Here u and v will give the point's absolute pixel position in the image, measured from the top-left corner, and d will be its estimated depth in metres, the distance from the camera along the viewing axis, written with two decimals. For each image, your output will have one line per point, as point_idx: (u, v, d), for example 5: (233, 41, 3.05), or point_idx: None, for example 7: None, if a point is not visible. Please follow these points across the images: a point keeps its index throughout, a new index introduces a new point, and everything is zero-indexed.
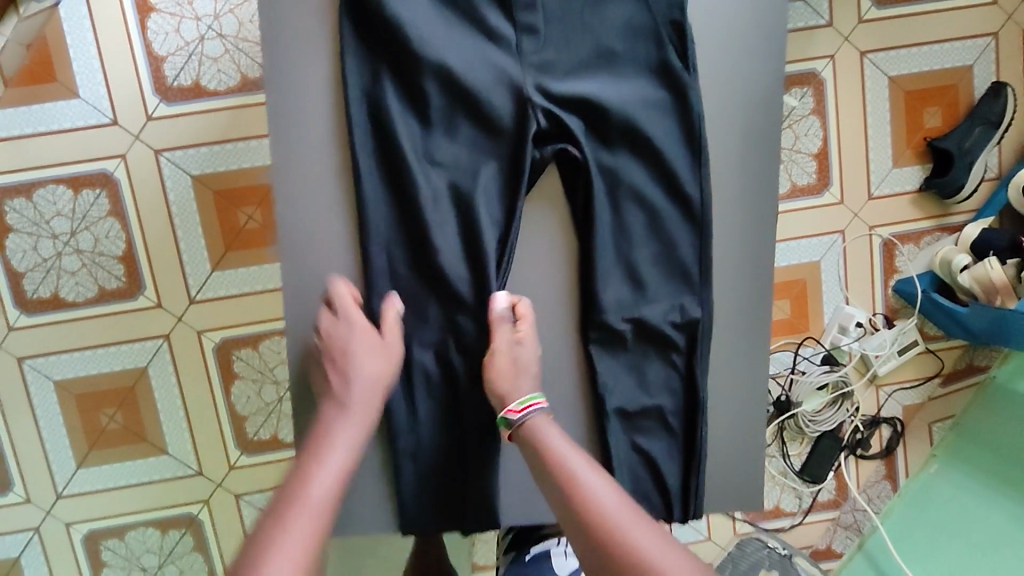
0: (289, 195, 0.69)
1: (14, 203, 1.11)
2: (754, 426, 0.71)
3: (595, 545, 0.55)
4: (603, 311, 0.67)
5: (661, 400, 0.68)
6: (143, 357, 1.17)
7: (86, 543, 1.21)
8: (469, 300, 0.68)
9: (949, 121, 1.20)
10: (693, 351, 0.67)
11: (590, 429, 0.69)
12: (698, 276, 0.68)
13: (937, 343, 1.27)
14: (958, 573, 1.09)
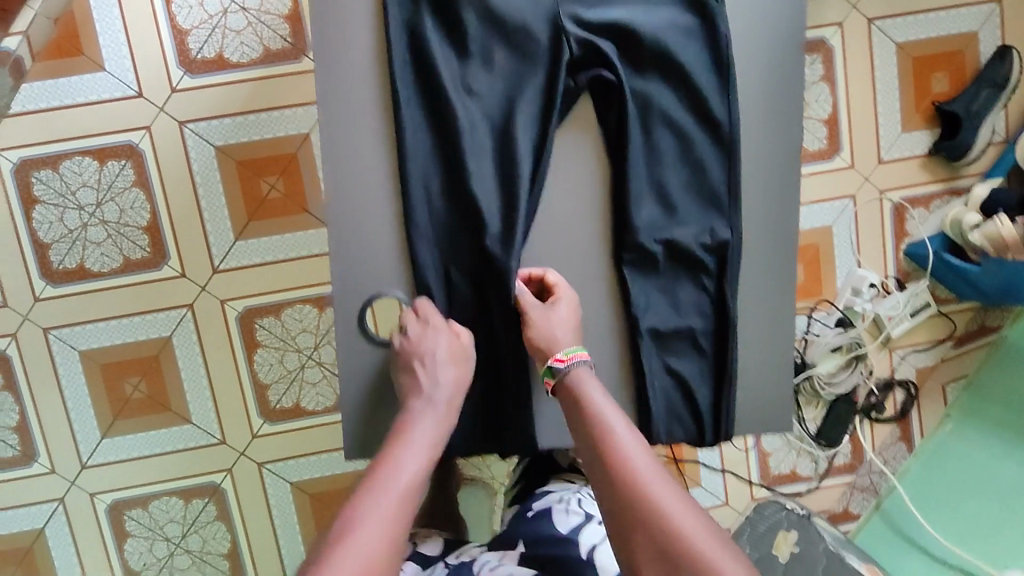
0: (332, 119, 0.70)
1: (40, 175, 1.13)
2: (779, 349, 0.74)
3: (616, 493, 0.58)
4: (637, 232, 0.70)
5: (692, 319, 0.71)
6: (167, 327, 1.19)
7: (110, 512, 1.23)
8: (503, 227, 0.70)
9: (956, 86, 1.22)
10: (723, 271, 0.71)
11: (624, 347, 0.72)
12: (727, 199, 0.71)
13: (949, 306, 1.28)
14: (976, 524, 1.16)
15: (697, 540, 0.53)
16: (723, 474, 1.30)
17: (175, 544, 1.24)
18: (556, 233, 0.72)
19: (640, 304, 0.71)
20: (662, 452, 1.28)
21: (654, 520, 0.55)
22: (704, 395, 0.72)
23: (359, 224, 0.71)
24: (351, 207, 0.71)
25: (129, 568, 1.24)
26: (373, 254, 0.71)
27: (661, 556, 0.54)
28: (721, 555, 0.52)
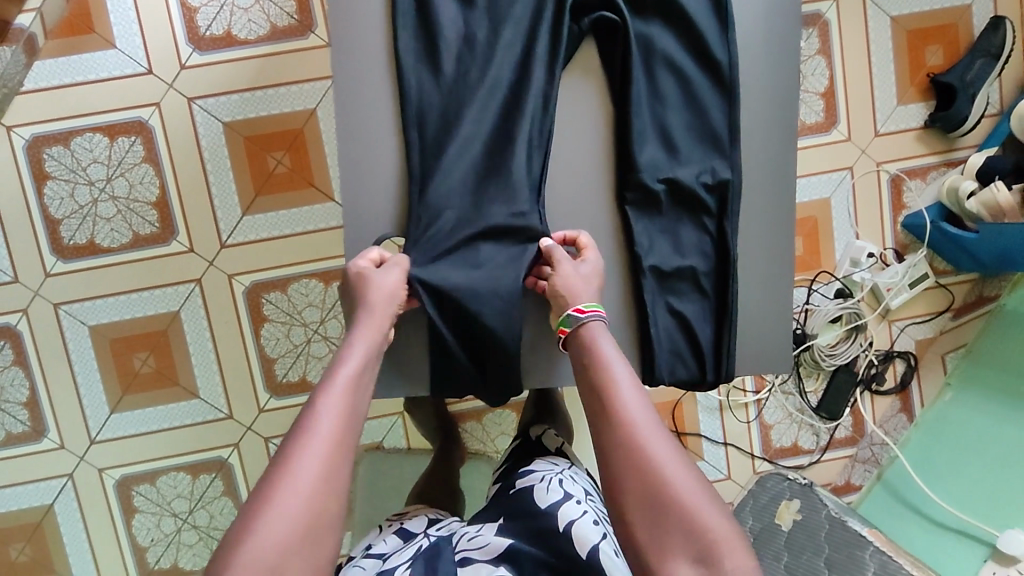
0: (342, 68, 0.73)
1: (52, 151, 1.16)
2: (780, 292, 0.75)
3: (614, 447, 0.56)
4: (639, 170, 0.72)
5: (693, 259, 0.73)
6: (176, 301, 1.20)
7: (119, 488, 1.23)
8: (509, 169, 0.73)
9: (951, 58, 1.24)
10: (724, 211, 0.72)
11: (626, 288, 0.73)
12: (727, 140, 0.73)
13: (947, 278, 1.30)
14: (977, 485, 1.15)
15: (692, 501, 0.52)
16: (726, 447, 1.30)
17: (182, 520, 1.25)
18: (560, 177, 0.74)
19: (643, 244, 0.72)
20: (665, 424, 1.30)
21: (650, 478, 0.53)
22: (706, 334, 0.73)
23: (365, 170, 0.73)
24: (358, 152, 0.73)
25: (137, 545, 1.24)
26: (380, 197, 0.74)
27: (652, 514, 0.53)
28: (715, 518, 0.52)
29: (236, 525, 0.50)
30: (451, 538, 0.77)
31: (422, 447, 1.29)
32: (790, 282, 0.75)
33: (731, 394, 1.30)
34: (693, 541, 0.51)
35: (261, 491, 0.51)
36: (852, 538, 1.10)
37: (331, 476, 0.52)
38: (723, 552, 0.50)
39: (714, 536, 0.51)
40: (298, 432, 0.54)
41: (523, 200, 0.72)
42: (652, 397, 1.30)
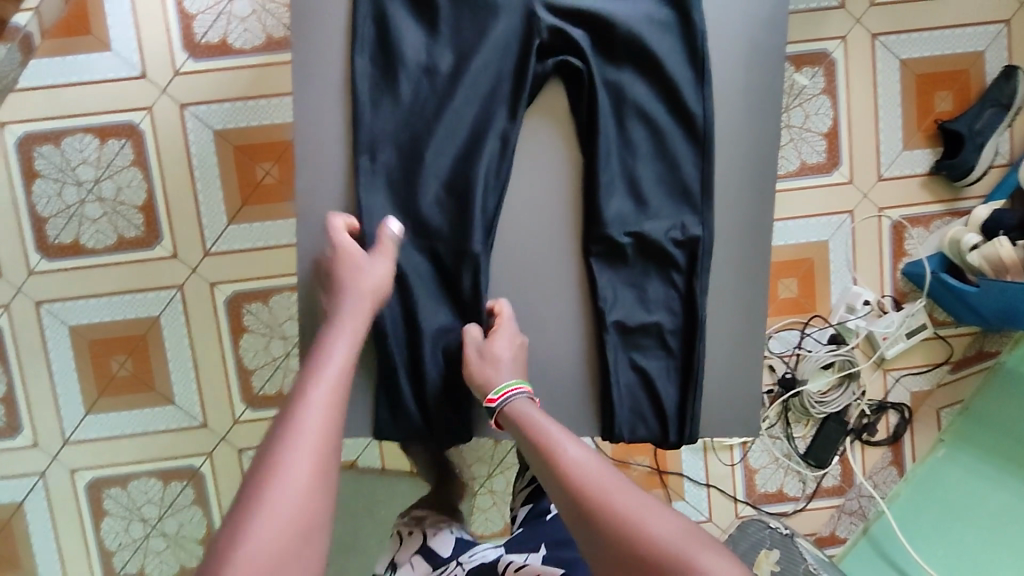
0: (299, 97, 0.72)
1: (42, 149, 1.16)
2: (752, 346, 0.73)
3: (581, 509, 0.57)
4: (605, 224, 0.70)
5: (659, 316, 0.71)
6: (156, 307, 1.19)
7: (89, 490, 1.23)
8: (458, 202, 0.71)
9: (960, 105, 1.21)
10: (693, 268, 0.70)
11: (590, 340, 0.72)
12: (700, 195, 0.70)
13: (946, 329, 1.26)
14: (972, 553, 1.14)
15: (670, 541, 0.52)
16: (708, 489, 1.28)
17: (152, 526, 1.24)
18: (528, 222, 0.72)
19: (608, 297, 0.71)
20: (645, 461, 1.27)
21: (623, 527, 0.54)
22: (671, 396, 0.71)
23: (322, 206, 0.72)
24: (313, 186, 0.72)
25: (105, 549, 1.24)
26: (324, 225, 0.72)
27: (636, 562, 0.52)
28: (699, 550, 0.52)
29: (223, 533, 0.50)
30: (497, 566, 0.85)
31: (397, 469, 1.27)
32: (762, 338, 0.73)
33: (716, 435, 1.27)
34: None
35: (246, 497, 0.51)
36: None
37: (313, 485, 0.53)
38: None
39: (702, 568, 0.50)
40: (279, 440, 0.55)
41: (475, 237, 0.70)
42: None
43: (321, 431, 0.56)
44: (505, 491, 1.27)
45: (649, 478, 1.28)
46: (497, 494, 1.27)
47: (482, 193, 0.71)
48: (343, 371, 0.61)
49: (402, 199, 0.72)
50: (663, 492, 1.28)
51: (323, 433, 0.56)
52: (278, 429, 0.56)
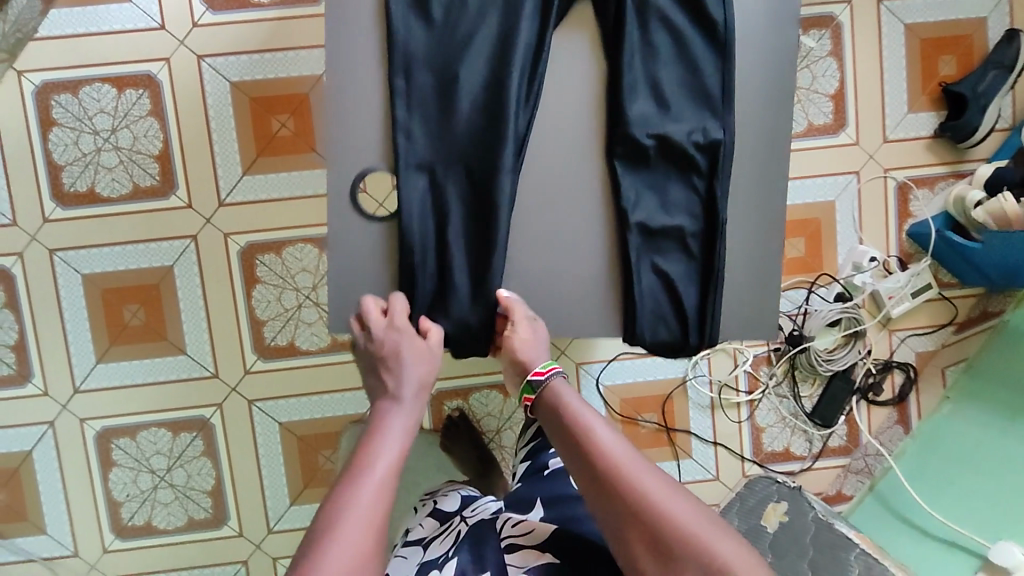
0: (334, 17, 0.74)
1: (60, 98, 1.17)
2: (770, 256, 0.75)
3: (608, 490, 0.62)
4: (628, 123, 0.72)
5: (680, 219, 0.73)
6: (170, 257, 1.20)
7: (98, 440, 1.24)
8: (486, 117, 0.73)
9: (964, 70, 1.23)
10: (715, 171, 0.72)
11: (613, 242, 0.74)
12: (721, 99, 0.72)
13: (952, 291, 1.28)
14: (968, 498, 1.15)
15: (694, 526, 0.58)
16: (715, 447, 1.29)
17: (160, 477, 1.25)
18: (554, 132, 0.75)
19: (630, 198, 0.73)
20: (653, 418, 1.29)
21: (652, 510, 0.59)
22: (692, 298, 0.73)
23: (360, 125, 0.75)
24: (350, 105, 0.75)
25: (113, 498, 1.25)
26: (358, 140, 0.75)
27: (662, 544, 0.58)
28: (716, 539, 0.57)
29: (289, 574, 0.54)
30: (495, 523, 0.81)
31: None
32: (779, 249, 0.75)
33: (723, 393, 1.29)
34: (705, 564, 0.56)
35: (305, 552, 0.55)
36: (837, 539, 1.06)
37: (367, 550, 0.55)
38: (734, 569, 0.55)
39: (722, 556, 0.56)
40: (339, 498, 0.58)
41: (505, 153, 0.72)
42: (642, 390, 1.29)
43: (379, 498, 0.58)
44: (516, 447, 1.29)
45: (656, 437, 1.30)
46: (507, 449, 1.29)
47: (515, 111, 0.72)
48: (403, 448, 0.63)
49: (433, 113, 0.73)
50: (670, 450, 1.30)
51: (382, 504, 0.58)
52: (342, 482, 0.59)
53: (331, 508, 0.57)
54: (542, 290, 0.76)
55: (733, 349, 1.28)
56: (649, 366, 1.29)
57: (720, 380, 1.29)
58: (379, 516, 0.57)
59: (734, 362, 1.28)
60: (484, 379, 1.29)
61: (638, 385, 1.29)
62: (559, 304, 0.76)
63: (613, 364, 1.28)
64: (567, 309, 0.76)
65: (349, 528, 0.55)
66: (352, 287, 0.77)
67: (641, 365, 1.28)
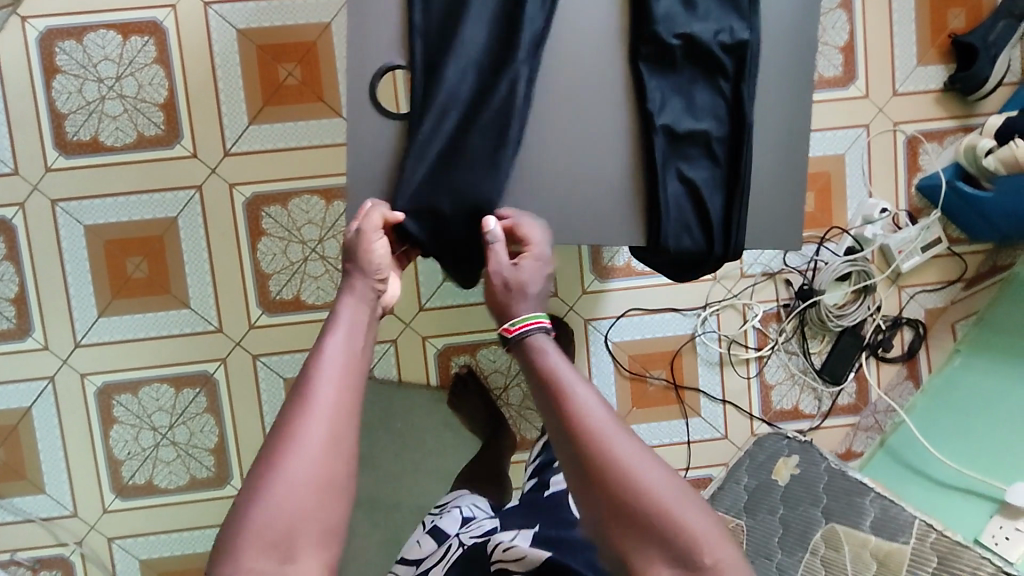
0: None
1: (64, 45, 1.16)
2: (793, 162, 0.79)
3: (579, 454, 0.56)
4: (656, 22, 0.75)
5: (706, 123, 0.76)
6: (174, 208, 1.19)
7: (99, 396, 1.21)
8: (504, 17, 0.76)
9: (972, 23, 1.23)
10: (741, 73, 0.75)
11: (637, 145, 0.78)
12: (747, 2, 0.76)
13: (961, 246, 1.27)
14: (964, 436, 1.12)
15: (661, 497, 0.53)
16: (725, 405, 1.28)
17: (161, 435, 1.22)
18: (583, 36, 0.78)
19: (656, 100, 0.76)
20: (662, 375, 1.27)
21: (617, 475, 0.54)
22: (716, 204, 0.77)
23: (381, 28, 0.78)
24: (370, 10, 0.78)
25: (113, 457, 1.22)
26: (376, 41, 0.78)
27: (624, 511, 0.54)
28: (689, 515, 0.53)
29: (243, 497, 0.52)
30: (485, 546, 0.75)
31: (413, 382, 1.25)
32: (802, 157, 0.79)
33: (732, 348, 1.27)
34: (669, 537, 0.53)
35: (257, 476, 0.53)
36: (852, 486, 1.03)
37: (328, 447, 0.54)
38: (701, 546, 0.52)
39: (688, 533, 0.52)
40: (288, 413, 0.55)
41: (520, 50, 0.75)
42: (649, 348, 1.26)
43: (332, 399, 0.56)
44: (522, 405, 1.26)
45: (665, 394, 1.27)
46: (513, 407, 1.26)
47: (531, 9, 0.75)
48: (353, 335, 0.62)
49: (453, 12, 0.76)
50: (679, 408, 1.28)
51: (336, 402, 0.56)
52: (290, 405, 0.56)
53: (283, 424, 0.55)
54: (565, 191, 0.79)
55: (743, 304, 1.26)
56: (658, 322, 1.26)
57: (729, 335, 1.27)
58: (335, 410, 0.56)
59: (744, 318, 1.26)
60: (491, 335, 1.25)
61: (648, 341, 1.26)
62: (583, 205, 0.79)
63: (621, 321, 1.26)
64: (589, 210, 0.78)
65: (307, 434, 0.54)
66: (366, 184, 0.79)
67: (649, 321, 1.26)
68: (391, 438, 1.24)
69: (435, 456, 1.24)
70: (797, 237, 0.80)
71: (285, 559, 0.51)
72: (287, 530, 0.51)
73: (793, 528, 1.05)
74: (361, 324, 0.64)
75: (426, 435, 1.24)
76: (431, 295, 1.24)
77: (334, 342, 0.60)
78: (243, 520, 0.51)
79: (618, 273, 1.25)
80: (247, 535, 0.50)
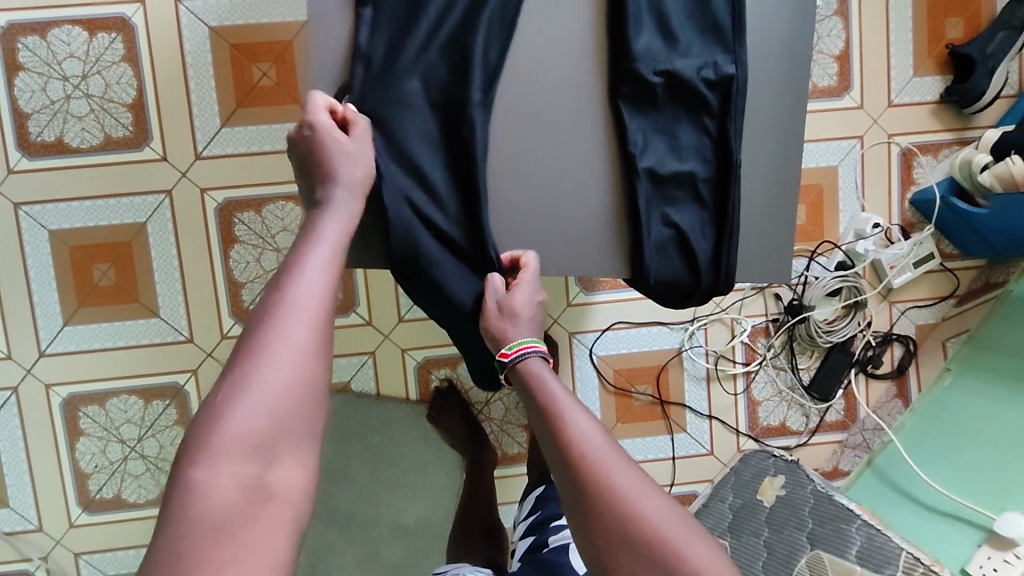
0: None
1: (26, 41, 1.10)
2: (786, 184, 0.75)
3: (577, 479, 0.53)
4: (635, 60, 0.71)
5: (692, 164, 0.72)
6: (143, 213, 1.14)
7: (64, 407, 1.17)
8: (453, 46, 0.72)
9: (970, 33, 1.20)
10: (726, 110, 0.72)
11: (619, 184, 0.74)
12: (730, 33, 0.72)
13: (954, 262, 1.24)
14: (960, 466, 1.07)
15: (662, 526, 0.50)
16: (711, 421, 1.25)
17: (130, 448, 1.18)
18: (559, 60, 0.74)
19: (638, 142, 0.72)
20: (648, 390, 1.24)
21: (612, 503, 0.51)
22: (704, 248, 0.73)
23: (334, 41, 0.73)
24: (319, 37, 0.73)
25: (80, 470, 1.18)
26: (322, 69, 0.73)
27: (624, 545, 0.50)
28: (692, 547, 0.50)
29: (210, 406, 0.47)
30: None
31: (392, 395, 1.21)
32: (796, 180, 0.75)
33: (719, 364, 1.24)
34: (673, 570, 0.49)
35: (234, 372, 0.48)
36: (838, 511, 1.01)
37: (309, 353, 0.50)
38: None
39: (692, 566, 0.49)
40: (272, 313, 0.51)
41: (475, 85, 0.71)
42: (636, 362, 1.23)
43: (318, 310, 0.53)
44: (504, 419, 1.22)
45: (650, 410, 1.24)
46: (495, 422, 1.22)
47: (485, 43, 0.72)
48: (337, 248, 0.59)
49: (398, 44, 0.72)
50: (665, 424, 1.25)
51: (321, 303, 0.53)
52: (267, 304, 0.52)
53: (261, 327, 0.50)
54: (545, 230, 0.75)
55: (731, 318, 1.23)
56: (643, 336, 1.23)
57: (717, 350, 1.24)
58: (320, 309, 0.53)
59: (732, 333, 1.23)
60: None
61: (633, 355, 1.23)
62: (566, 249, 0.75)
63: (607, 334, 1.22)
64: (569, 250, 0.75)
65: (291, 332, 0.50)
66: None
67: (636, 335, 1.22)
68: (369, 452, 1.21)
69: (414, 471, 1.21)
70: (788, 262, 0.76)
71: (265, 465, 0.46)
72: (267, 429, 0.47)
73: (777, 551, 1.03)
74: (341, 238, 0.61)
75: (404, 449, 1.21)
76: (410, 307, 1.20)
77: (318, 252, 0.58)
78: (213, 430, 0.46)
79: (603, 286, 1.21)
80: (223, 439, 0.45)
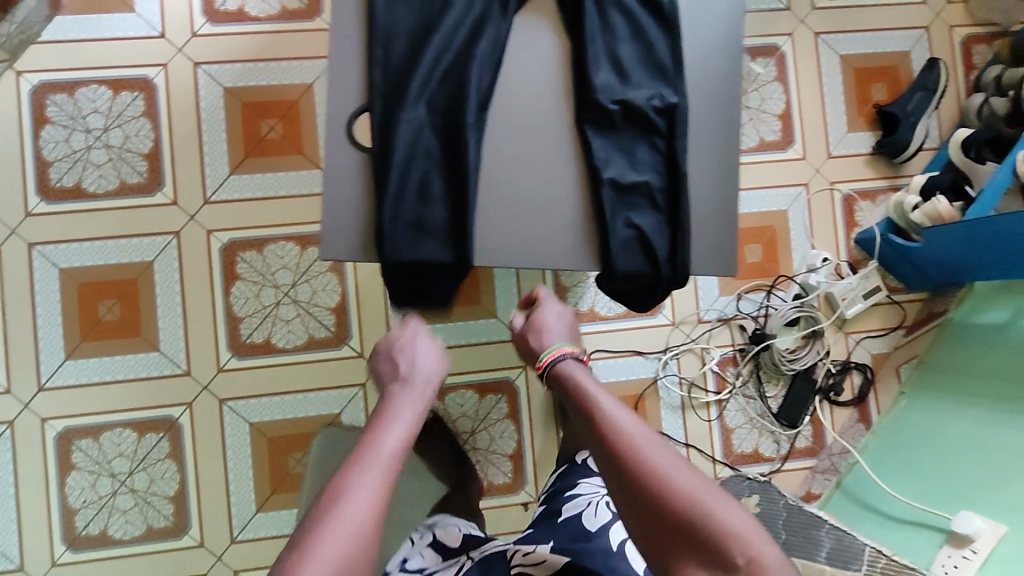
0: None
1: (55, 98, 1.22)
2: (729, 197, 0.87)
3: (614, 456, 0.60)
4: (595, 90, 0.84)
5: (647, 175, 0.84)
6: (150, 252, 1.22)
7: (58, 441, 1.19)
8: (449, 80, 0.83)
9: (893, 95, 1.38)
10: (671, 131, 0.84)
11: (586, 194, 0.85)
12: (672, 69, 0.86)
13: (900, 295, 1.36)
14: (919, 476, 1.14)
15: (691, 495, 0.56)
16: (688, 449, 1.30)
17: (120, 482, 1.20)
18: (534, 95, 0.86)
19: (602, 157, 0.84)
20: None
21: (646, 475, 0.58)
22: (662, 245, 0.84)
23: (353, 81, 0.84)
24: (342, 69, 0.85)
25: (68, 506, 1.19)
26: (340, 96, 0.84)
27: (658, 515, 0.56)
28: (722, 512, 0.55)
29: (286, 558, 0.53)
30: (506, 553, 0.80)
31: None
32: (738, 192, 0.87)
33: (692, 392, 1.31)
34: (701, 537, 0.54)
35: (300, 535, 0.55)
36: (808, 519, 1.06)
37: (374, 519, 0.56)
38: (732, 543, 0.53)
39: (720, 531, 0.54)
40: (346, 479, 0.58)
41: (469, 110, 0.82)
42: (614, 391, 1.30)
43: (387, 473, 0.59)
44: (489, 449, 1.27)
45: None
46: (480, 451, 1.27)
47: (479, 73, 0.83)
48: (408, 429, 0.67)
49: (403, 77, 0.83)
50: None
51: (390, 467, 0.60)
52: (344, 468, 0.60)
53: (337, 490, 0.57)
54: (523, 234, 0.84)
55: (701, 348, 1.32)
56: (620, 366, 1.30)
57: (690, 378, 1.31)
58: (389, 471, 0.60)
59: (702, 361, 1.32)
60: (461, 378, 1.28)
61: (611, 384, 1.30)
62: (543, 248, 0.85)
63: None
64: (541, 247, 0.84)
65: (359, 495, 0.56)
66: (336, 217, 0.83)
67: (613, 365, 1.30)
68: None
69: None
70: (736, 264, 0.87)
71: None
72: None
73: None
74: (414, 419, 0.69)
75: None
76: None
77: (393, 429, 0.65)
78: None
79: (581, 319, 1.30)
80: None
